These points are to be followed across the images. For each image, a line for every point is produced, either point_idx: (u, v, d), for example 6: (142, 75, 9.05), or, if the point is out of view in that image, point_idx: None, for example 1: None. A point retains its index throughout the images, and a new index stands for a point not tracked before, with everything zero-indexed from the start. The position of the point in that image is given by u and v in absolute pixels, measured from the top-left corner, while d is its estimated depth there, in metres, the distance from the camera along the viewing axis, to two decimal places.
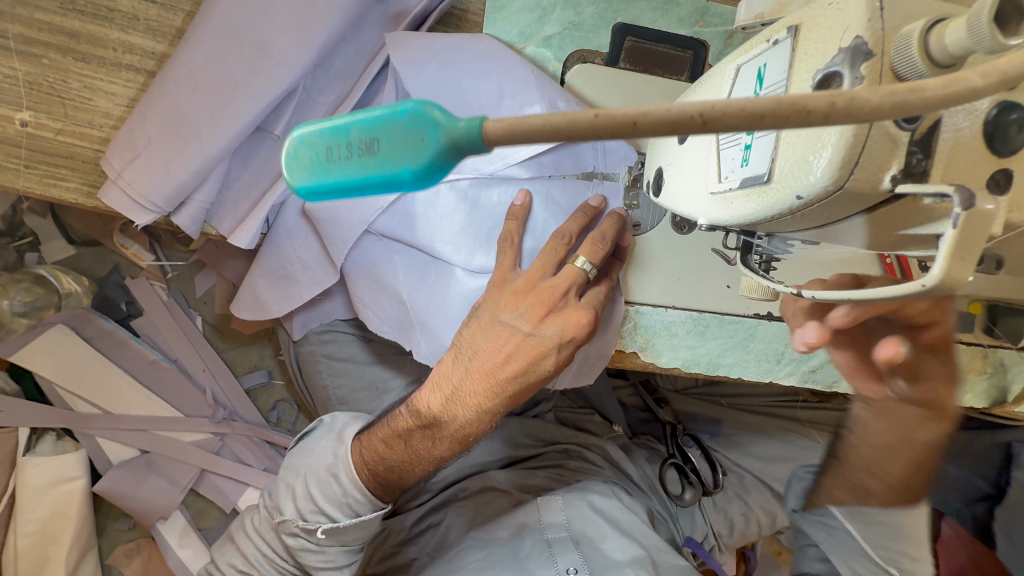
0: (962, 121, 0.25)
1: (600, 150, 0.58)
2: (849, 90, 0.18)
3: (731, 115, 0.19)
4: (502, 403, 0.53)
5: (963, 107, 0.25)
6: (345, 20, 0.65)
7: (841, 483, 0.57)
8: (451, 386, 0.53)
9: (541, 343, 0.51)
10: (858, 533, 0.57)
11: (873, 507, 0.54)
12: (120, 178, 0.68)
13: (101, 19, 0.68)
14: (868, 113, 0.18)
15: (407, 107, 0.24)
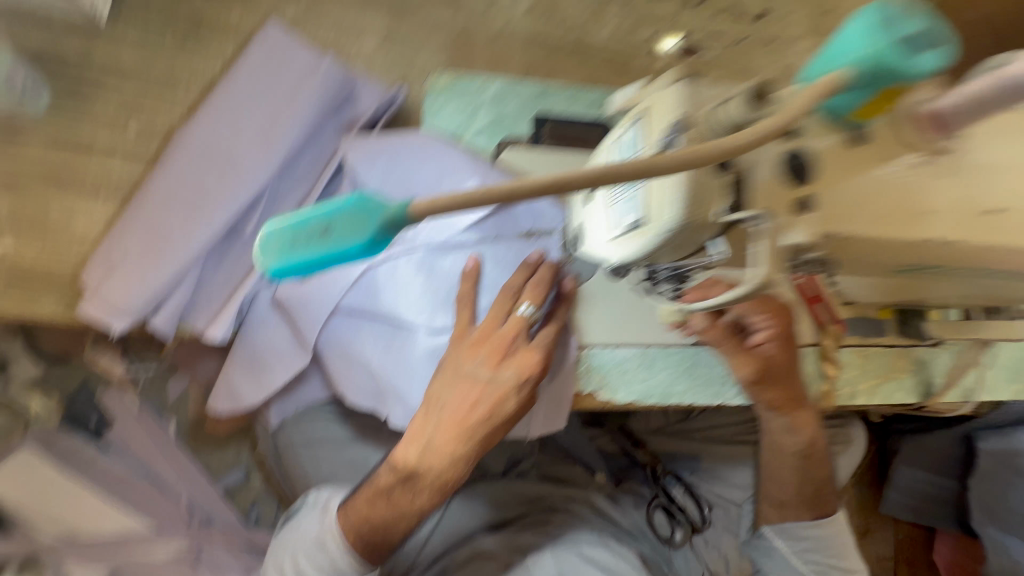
0: (763, 167, 0.34)
1: (534, 212, 0.67)
2: (636, 161, 0.29)
3: (569, 184, 0.29)
4: (473, 447, 0.57)
5: (761, 157, 0.34)
6: (302, 133, 0.77)
7: (774, 506, 0.76)
8: (425, 437, 0.57)
9: (501, 385, 0.56)
10: (789, 549, 0.75)
11: (794, 522, 0.76)
12: (98, 290, 0.72)
13: (83, 152, 0.77)
14: (647, 173, 0.29)
15: (353, 199, 0.32)
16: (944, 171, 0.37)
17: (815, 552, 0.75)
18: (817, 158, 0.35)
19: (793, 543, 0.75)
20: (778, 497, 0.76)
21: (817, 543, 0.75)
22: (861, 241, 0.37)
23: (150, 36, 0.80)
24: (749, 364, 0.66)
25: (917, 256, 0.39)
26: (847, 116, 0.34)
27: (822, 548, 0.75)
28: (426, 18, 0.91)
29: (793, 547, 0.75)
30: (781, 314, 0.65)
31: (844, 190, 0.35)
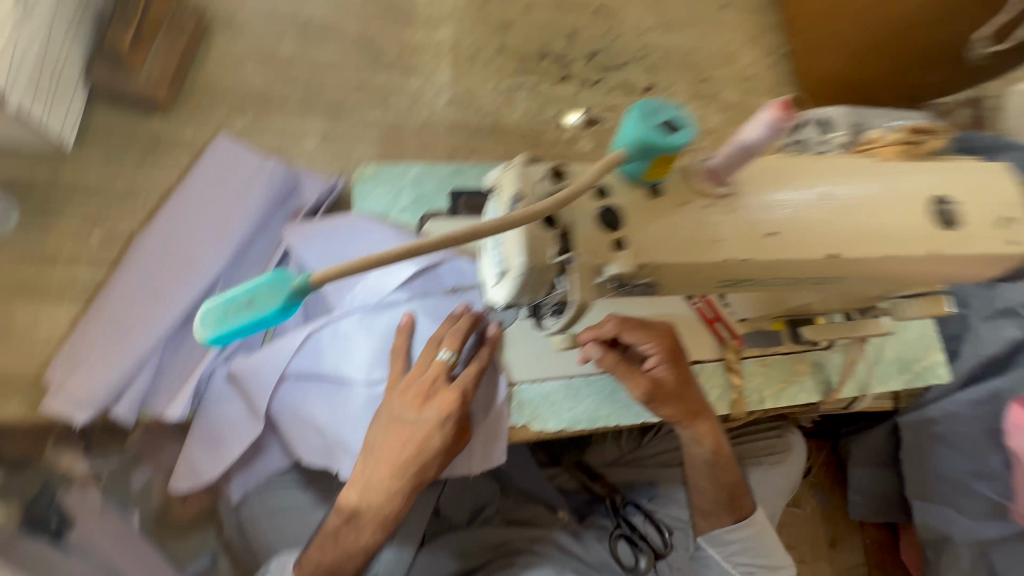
0: (585, 221, 0.45)
1: (457, 271, 0.78)
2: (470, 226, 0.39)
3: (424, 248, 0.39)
4: (407, 483, 0.66)
5: (584, 214, 0.45)
6: (252, 225, 0.88)
7: (703, 516, 0.89)
8: (363, 478, 0.66)
9: (424, 424, 0.65)
10: (722, 557, 0.89)
11: (719, 528, 0.89)
12: (63, 387, 0.78)
13: (49, 264, 0.85)
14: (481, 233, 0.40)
15: (270, 275, 0.41)
16: (727, 206, 0.49)
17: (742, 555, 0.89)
18: (626, 210, 0.46)
19: (719, 548, 0.89)
20: (704, 505, 0.88)
21: (740, 545, 0.88)
22: (672, 268, 0.48)
23: (112, 158, 0.92)
24: (641, 384, 0.75)
25: (726, 272, 0.51)
26: (641, 177, 0.46)
27: (746, 550, 0.88)
28: (359, 118, 1.06)
29: (721, 551, 0.89)
30: (665, 339, 0.75)
31: (652, 230, 0.47)
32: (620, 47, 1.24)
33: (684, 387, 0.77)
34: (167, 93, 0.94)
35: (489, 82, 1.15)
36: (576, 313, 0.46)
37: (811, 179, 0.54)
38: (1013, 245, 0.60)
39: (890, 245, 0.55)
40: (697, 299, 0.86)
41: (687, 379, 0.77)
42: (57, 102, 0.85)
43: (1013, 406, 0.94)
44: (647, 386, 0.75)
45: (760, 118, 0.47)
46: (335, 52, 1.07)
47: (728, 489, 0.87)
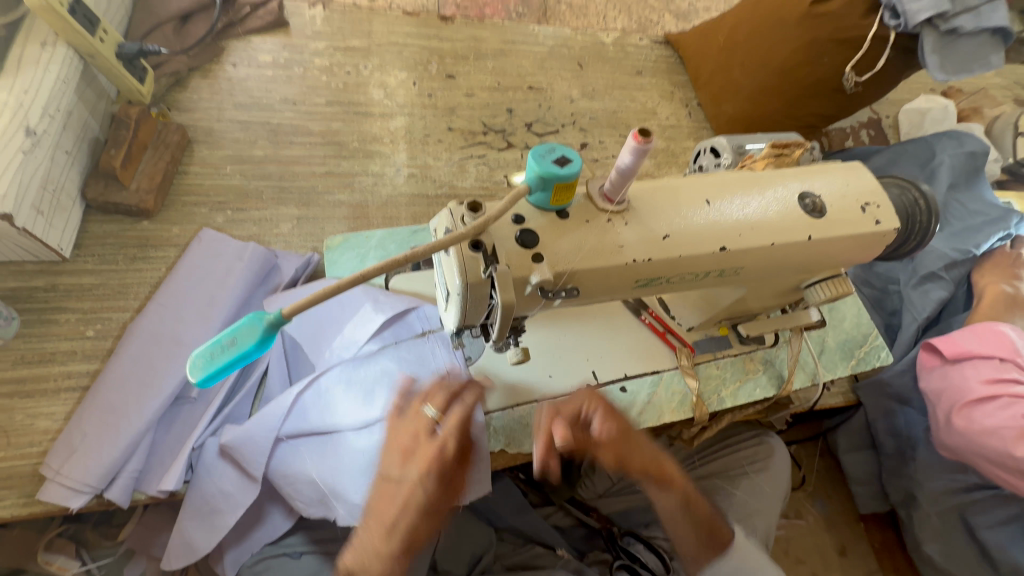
0: (507, 242, 0.56)
1: (423, 317, 0.88)
2: (409, 252, 0.49)
3: (374, 273, 0.48)
4: (397, 544, 0.67)
5: (507, 238, 0.56)
6: (236, 304, 0.98)
7: (692, 561, 0.83)
8: (359, 541, 0.69)
9: (406, 481, 0.67)
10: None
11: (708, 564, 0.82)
12: (59, 474, 0.81)
13: (46, 361, 0.92)
14: (419, 257, 0.49)
15: (250, 316, 0.50)
16: (625, 217, 0.60)
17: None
18: (540, 230, 0.57)
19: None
20: (690, 546, 0.82)
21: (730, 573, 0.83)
22: (585, 274, 0.58)
23: (106, 260, 1.02)
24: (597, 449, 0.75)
25: (636, 272, 0.61)
26: (548, 205, 0.57)
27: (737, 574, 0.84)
28: (328, 200, 1.19)
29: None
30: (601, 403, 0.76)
31: (565, 244, 0.57)
32: (553, 115, 1.43)
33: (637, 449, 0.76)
34: (155, 199, 1.06)
35: (441, 157, 1.30)
36: (505, 315, 0.55)
37: (695, 190, 0.65)
38: (881, 224, 0.71)
39: (774, 234, 0.66)
40: (646, 316, 0.95)
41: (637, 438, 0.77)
42: (57, 217, 0.96)
43: (920, 350, 1.13)
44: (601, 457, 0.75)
45: (628, 145, 0.54)
46: (303, 148, 1.22)
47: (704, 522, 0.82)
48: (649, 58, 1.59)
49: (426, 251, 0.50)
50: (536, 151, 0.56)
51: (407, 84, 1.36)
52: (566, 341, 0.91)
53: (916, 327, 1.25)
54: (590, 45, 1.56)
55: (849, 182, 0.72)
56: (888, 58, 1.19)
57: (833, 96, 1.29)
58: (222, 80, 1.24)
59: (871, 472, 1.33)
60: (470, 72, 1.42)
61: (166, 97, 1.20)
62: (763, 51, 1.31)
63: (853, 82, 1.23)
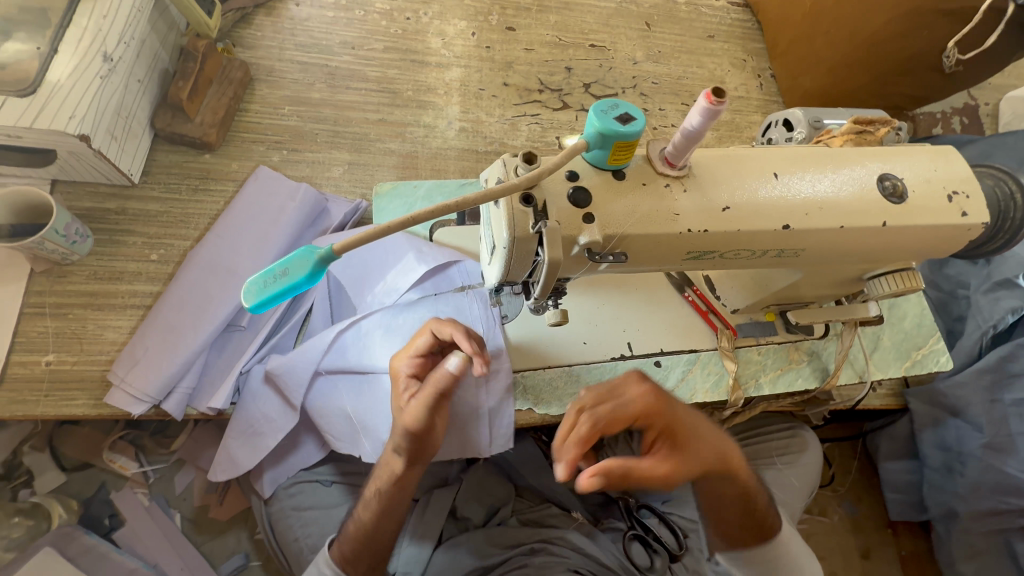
0: (559, 199, 0.54)
1: (463, 271, 0.88)
2: (463, 198, 0.48)
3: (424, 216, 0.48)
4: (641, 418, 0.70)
5: (558, 195, 0.54)
6: (287, 242, 1.02)
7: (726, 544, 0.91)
8: (618, 405, 0.70)
9: (627, 408, 0.70)
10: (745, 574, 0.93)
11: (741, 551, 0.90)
12: (123, 382, 0.88)
13: (115, 279, 0.98)
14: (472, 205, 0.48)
15: (301, 249, 0.51)
16: (681, 184, 0.57)
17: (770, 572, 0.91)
18: (592, 189, 0.55)
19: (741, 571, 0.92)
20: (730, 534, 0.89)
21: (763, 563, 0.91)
22: (636, 239, 0.56)
23: (170, 189, 1.06)
24: (647, 402, 0.70)
25: (689, 244, 0.58)
26: (605, 164, 0.55)
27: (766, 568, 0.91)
28: (380, 148, 1.19)
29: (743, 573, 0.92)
30: (647, 398, 0.71)
31: (615, 206, 0.55)
32: (614, 77, 1.36)
33: (689, 451, 0.72)
34: (217, 133, 1.10)
35: (494, 113, 1.28)
36: (550, 274, 0.55)
37: (757, 166, 0.61)
38: (967, 217, 0.65)
39: (845, 217, 0.61)
40: (690, 293, 0.93)
41: (694, 447, 0.73)
42: (128, 142, 1.00)
43: None
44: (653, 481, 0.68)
45: (697, 106, 0.51)
46: (358, 93, 1.22)
47: (736, 513, 0.86)
48: (724, 21, 1.47)
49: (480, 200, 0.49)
50: (599, 104, 0.53)
51: (466, 34, 1.32)
52: (605, 309, 0.89)
53: (980, 334, 1.17)
54: (661, 4, 1.46)
55: (937, 167, 0.66)
56: (1001, 35, 1.06)
57: (928, 75, 1.17)
58: (285, 19, 1.24)
59: (910, 481, 1.27)
60: (531, 25, 1.37)
61: (231, 33, 1.22)
62: (855, 18, 1.19)
63: (954, 61, 1.11)
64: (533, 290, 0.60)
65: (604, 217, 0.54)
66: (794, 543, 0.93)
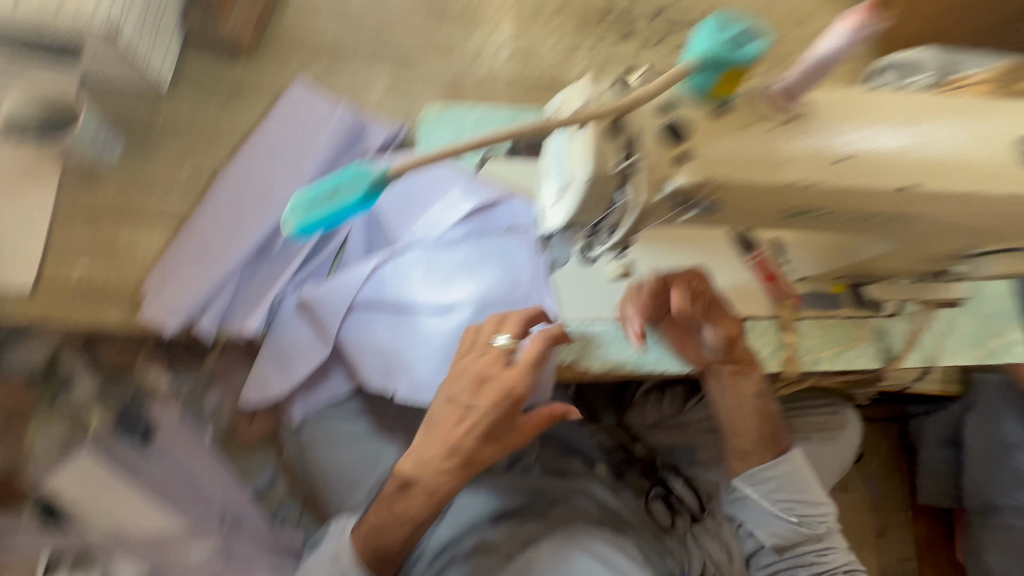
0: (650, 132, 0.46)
1: (512, 211, 0.81)
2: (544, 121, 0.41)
3: None
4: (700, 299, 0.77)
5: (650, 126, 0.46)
6: (323, 166, 0.96)
7: (740, 458, 0.91)
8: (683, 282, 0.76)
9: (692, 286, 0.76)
10: (760, 496, 0.91)
11: (755, 466, 0.90)
12: (156, 298, 0.87)
13: (146, 191, 0.94)
14: None
15: (353, 169, 0.45)
16: (793, 126, 0.49)
17: (783, 493, 0.90)
18: (690, 124, 0.47)
19: (755, 489, 0.90)
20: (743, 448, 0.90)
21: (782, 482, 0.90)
22: (733, 187, 0.48)
23: (202, 98, 0.99)
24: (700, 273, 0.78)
25: (792, 199, 0.50)
26: (707, 96, 0.47)
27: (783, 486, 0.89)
28: (423, 71, 1.09)
29: (756, 493, 0.90)
30: (699, 273, 0.78)
31: (713, 146, 0.47)
32: (687, 7, 1.21)
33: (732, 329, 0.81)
34: (252, 40, 1.01)
35: (550, 40, 1.15)
36: (635, 221, 0.49)
37: (890, 110, 0.51)
38: None
39: (978, 180, 0.52)
40: (752, 257, 0.85)
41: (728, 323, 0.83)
42: (159, 42, 0.93)
43: None
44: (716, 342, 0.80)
45: (834, 30, 0.45)
46: (403, 7, 1.11)
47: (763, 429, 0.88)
48: None
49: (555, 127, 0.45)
50: (718, 16, 0.45)
51: None
52: (661, 266, 0.83)
53: None
54: None
55: None
56: None
57: None
58: None
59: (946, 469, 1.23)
60: None
61: None
62: None
63: None
64: (603, 238, 0.54)
65: (699, 159, 0.47)
66: (806, 468, 0.92)
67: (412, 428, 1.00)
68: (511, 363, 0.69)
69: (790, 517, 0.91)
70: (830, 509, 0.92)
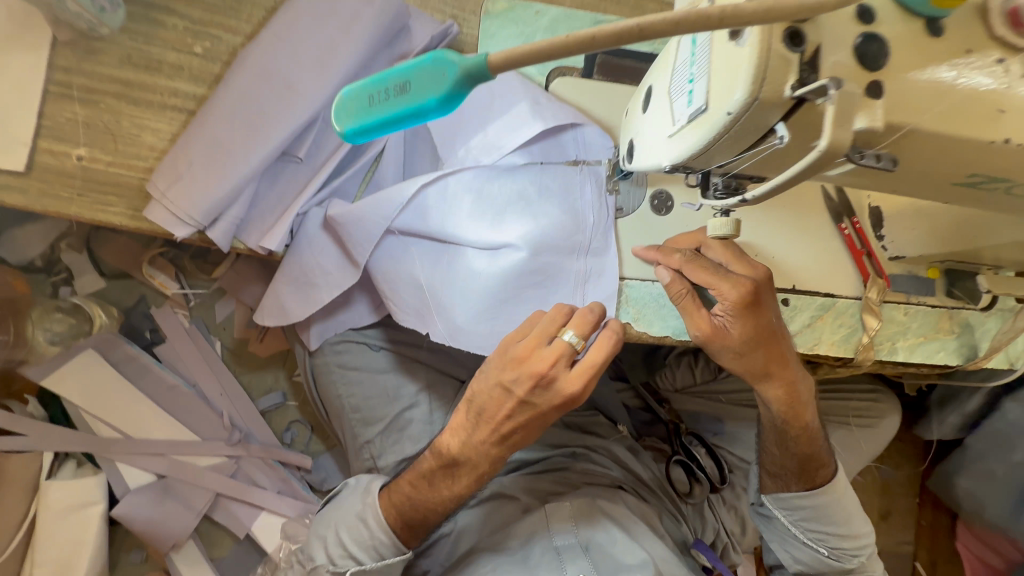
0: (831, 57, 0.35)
1: (580, 141, 0.69)
2: (733, 5, 0.28)
3: (657, 25, 0.29)
4: (729, 303, 0.62)
5: (834, 48, 0.35)
6: (358, 62, 0.79)
7: (771, 475, 0.76)
8: (713, 279, 0.62)
9: (728, 284, 0.62)
10: (787, 520, 0.76)
11: (790, 491, 0.75)
12: (164, 197, 0.76)
13: (152, 70, 0.80)
14: (744, 19, 0.29)
15: (432, 54, 0.33)
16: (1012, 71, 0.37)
17: (814, 522, 0.74)
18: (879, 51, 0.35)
19: (783, 511, 0.75)
20: (776, 467, 0.75)
21: (817, 510, 0.73)
22: (923, 138, 0.37)
23: None
24: (739, 286, 0.62)
25: (986, 164, 0.39)
26: (924, 3, 0.35)
27: (817, 514, 0.74)
28: None
29: (783, 515, 0.76)
30: (742, 285, 0.62)
31: (907, 82, 0.36)
32: None
33: (773, 351, 0.66)
34: None
35: None
36: (813, 167, 0.37)
37: None
38: None
39: None
40: (847, 226, 0.74)
41: (784, 348, 0.67)
42: None
43: None
44: (716, 347, 0.65)
45: None
46: None
47: (794, 459, 0.73)
48: None
49: (746, 19, 0.29)
50: None
51: None
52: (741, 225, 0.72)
53: None
54: None
55: None
56: None
57: None
58: None
59: None
60: None
61: None
62: None
63: None
64: (713, 192, 0.50)
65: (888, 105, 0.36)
66: (851, 496, 0.75)
67: (437, 367, 0.95)
68: (556, 337, 0.60)
69: (819, 547, 0.75)
70: (868, 541, 0.75)
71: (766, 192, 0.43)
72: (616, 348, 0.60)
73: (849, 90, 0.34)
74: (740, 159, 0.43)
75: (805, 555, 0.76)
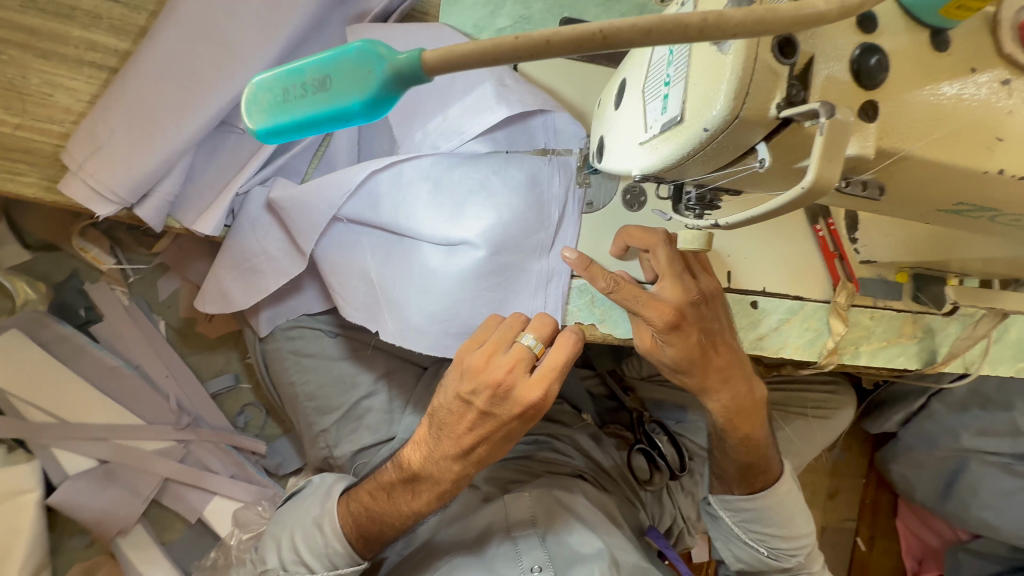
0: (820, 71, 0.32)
1: (551, 129, 0.63)
2: (717, 10, 0.24)
3: (624, 31, 0.24)
4: (660, 325, 0.58)
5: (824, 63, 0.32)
6: (307, 22, 0.69)
7: (718, 479, 0.78)
8: (638, 303, 0.57)
9: (655, 305, 0.57)
10: (732, 520, 0.77)
11: (735, 493, 0.76)
12: (82, 169, 0.68)
13: (63, 17, 0.67)
14: (733, 28, 0.24)
15: (355, 45, 0.28)
16: (986, 101, 0.36)
17: (756, 523, 0.75)
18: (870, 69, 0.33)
19: (727, 511, 0.77)
20: (727, 474, 0.76)
21: (758, 512, 0.74)
22: (916, 163, 0.36)
23: None
24: (661, 312, 0.57)
25: (972, 189, 0.39)
26: (932, 13, 0.34)
27: (759, 516, 0.74)
28: None
29: (727, 514, 0.77)
30: (665, 308, 0.57)
31: (900, 105, 0.34)
32: None
33: (716, 371, 0.65)
34: None
35: None
36: (800, 201, 0.33)
37: None
38: None
39: None
40: (821, 227, 0.72)
41: (727, 359, 0.65)
42: None
43: None
44: (667, 362, 0.63)
45: None
46: None
47: (736, 465, 0.74)
48: None
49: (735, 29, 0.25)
50: None
51: None
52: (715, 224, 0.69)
53: None
54: None
55: None
56: None
57: None
58: None
59: None
60: None
61: None
62: None
63: None
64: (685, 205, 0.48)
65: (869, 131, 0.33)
66: (796, 497, 0.76)
67: (396, 354, 0.92)
68: (514, 343, 0.58)
69: (760, 547, 0.76)
70: (808, 541, 0.76)
71: (744, 219, 0.40)
72: (576, 346, 0.57)
73: (841, 118, 0.31)
74: (722, 173, 0.40)
75: (745, 554, 0.77)
